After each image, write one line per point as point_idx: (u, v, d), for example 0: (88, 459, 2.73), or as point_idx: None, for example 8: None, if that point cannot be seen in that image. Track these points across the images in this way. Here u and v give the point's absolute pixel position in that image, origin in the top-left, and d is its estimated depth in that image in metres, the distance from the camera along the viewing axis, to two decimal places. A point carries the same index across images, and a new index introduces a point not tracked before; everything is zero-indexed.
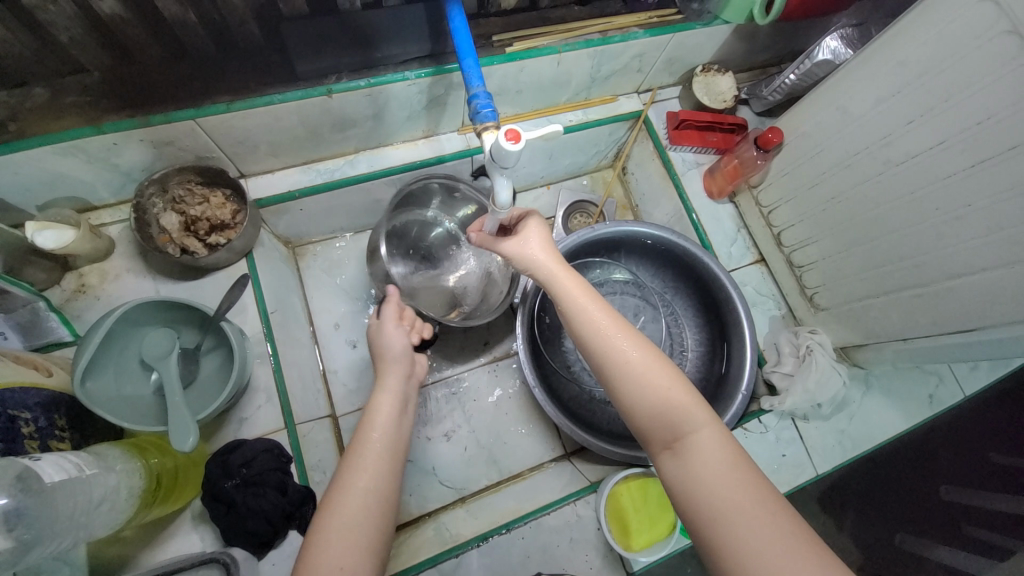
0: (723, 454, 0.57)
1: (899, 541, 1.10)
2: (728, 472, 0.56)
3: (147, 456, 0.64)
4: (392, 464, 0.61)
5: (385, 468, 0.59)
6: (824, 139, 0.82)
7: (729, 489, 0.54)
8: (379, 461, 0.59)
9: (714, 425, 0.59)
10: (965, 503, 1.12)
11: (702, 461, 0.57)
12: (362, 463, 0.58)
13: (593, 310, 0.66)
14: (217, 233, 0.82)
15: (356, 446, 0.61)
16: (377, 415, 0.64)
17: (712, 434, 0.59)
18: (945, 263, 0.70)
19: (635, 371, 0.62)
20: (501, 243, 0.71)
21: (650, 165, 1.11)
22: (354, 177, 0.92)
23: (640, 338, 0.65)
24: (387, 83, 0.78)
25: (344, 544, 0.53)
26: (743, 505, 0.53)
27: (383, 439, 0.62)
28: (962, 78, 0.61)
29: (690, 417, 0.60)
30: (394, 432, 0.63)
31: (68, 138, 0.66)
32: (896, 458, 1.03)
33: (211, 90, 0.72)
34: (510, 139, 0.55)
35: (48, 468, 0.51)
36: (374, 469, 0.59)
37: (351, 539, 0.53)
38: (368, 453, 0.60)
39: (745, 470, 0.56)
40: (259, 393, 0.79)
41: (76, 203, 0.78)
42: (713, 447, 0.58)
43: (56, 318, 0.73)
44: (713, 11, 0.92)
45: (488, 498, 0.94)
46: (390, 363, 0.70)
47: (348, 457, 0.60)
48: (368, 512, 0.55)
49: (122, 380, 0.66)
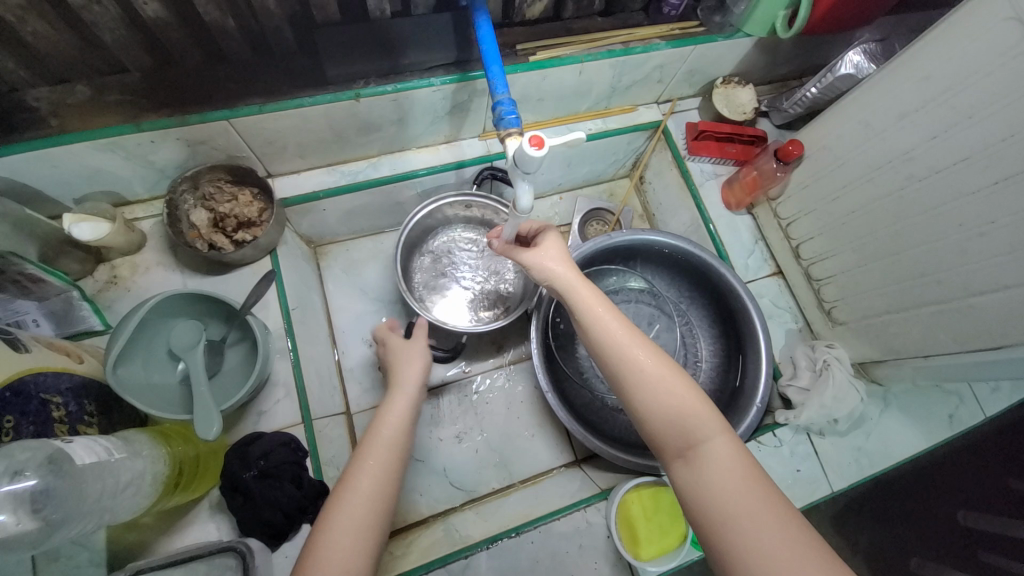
0: (733, 463, 0.57)
1: (914, 565, 1.08)
2: (741, 482, 0.55)
3: (171, 443, 0.66)
4: (398, 467, 0.61)
5: (391, 471, 0.60)
6: (845, 152, 0.82)
7: (737, 497, 0.54)
8: (384, 464, 0.60)
9: (726, 434, 0.59)
10: (980, 529, 1.10)
11: (715, 468, 0.57)
12: (368, 465, 0.59)
13: (606, 319, 0.67)
14: (244, 229, 0.84)
15: (363, 448, 0.61)
16: (385, 420, 0.64)
17: (726, 443, 0.59)
18: (968, 280, 0.69)
19: (649, 378, 0.63)
20: (523, 254, 0.75)
21: (668, 175, 1.11)
22: (376, 179, 0.94)
23: (653, 346, 0.66)
24: (413, 89, 0.80)
25: (349, 542, 0.53)
26: (755, 513, 0.53)
27: (390, 443, 0.62)
28: (989, 94, 0.61)
29: (702, 425, 0.60)
30: (403, 438, 0.63)
31: (108, 135, 0.69)
32: (911, 480, 1.03)
33: (245, 93, 0.75)
34: (534, 145, 0.56)
35: (80, 451, 0.52)
36: (380, 472, 0.59)
37: (356, 539, 0.54)
38: (374, 455, 0.60)
39: (757, 481, 0.56)
40: (278, 387, 0.81)
41: (112, 197, 0.81)
42: (724, 456, 0.58)
43: (88, 307, 0.76)
44: (735, 24, 0.92)
45: (497, 501, 0.94)
46: (402, 373, 0.72)
47: (356, 457, 0.60)
48: (373, 513, 0.56)
49: (150, 368, 0.68)
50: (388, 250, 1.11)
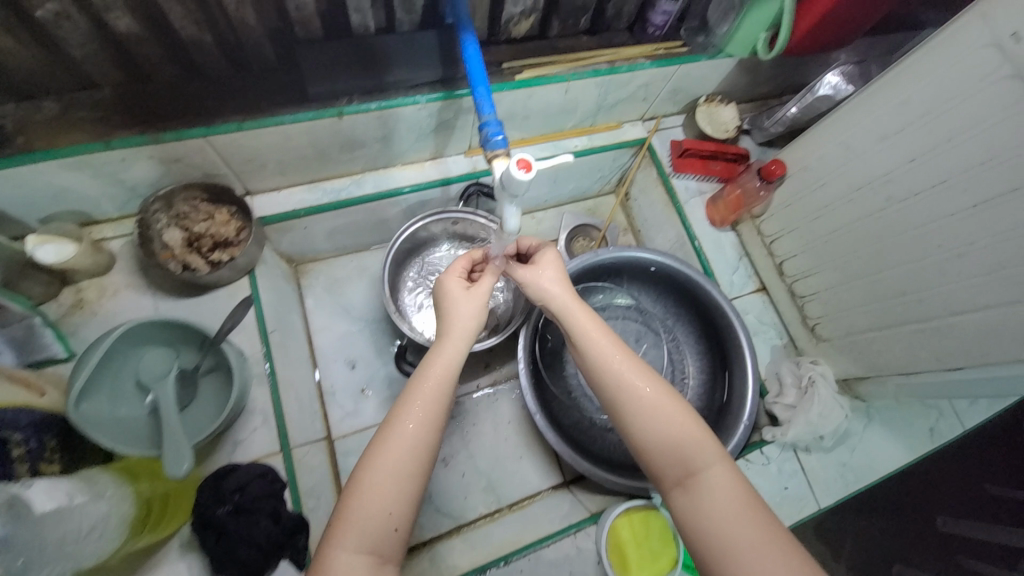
0: (733, 492, 0.57)
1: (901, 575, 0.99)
2: (740, 508, 0.56)
3: (137, 480, 0.62)
4: (439, 419, 0.61)
5: (432, 424, 0.60)
6: (826, 173, 0.84)
7: (737, 527, 0.54)
8: (425, 416, 0.60)
9: (724, 461, 0.59)
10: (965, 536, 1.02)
11: (714, 498, 0.57)
12: (409, 418, 0.60)
13: (605, 347, 0.66)
14: (220, 250, 0.81)
15: (406, 399, 0.61)
16: (429, 374, 0.63)
17: (724, 471, 0.59)
18: (947, 300, 0.71)
19: (648, 407, 0.62)
20: (517, 270, 0.73)
21: (653, 192, 1.12)
22: (359, 197, 0.92)
23: (652, 374, 0.65)
24: (398, 106, 0.78)
25: (390, 491, 0.56)
26: (755, 542, 0.53)
27: (434, 393, 0.62)
28: (965, 120, 0.63)
29: (701, 452, 0.60)
30: (445, 389, 0.63)
31: (74, 154, 0.66)
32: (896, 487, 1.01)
33: (222, 109, 0.72)
34: (522, 168, 0.55)
35: (39, 497, 0.49)
36: (419, 424, 0.59)
37: (396, 488, 0.56)
38: (415, 407, 0.60)
39: (757, 510, 0.56)
40: (255, 416, 0.78)
41: (78, 216, 0.77)
42: (724, 484, 0.58)
43: (51, 334, 0.71)
44: (718, 45, 0.94)
45: (485, 528, 0.92)
46: (451, 323, 0.68)
47: (398, 406, 0.61)
48: (415, 464, 0.58)
49: (117, 402, 0.64)
50: (372, 268, 1.08)
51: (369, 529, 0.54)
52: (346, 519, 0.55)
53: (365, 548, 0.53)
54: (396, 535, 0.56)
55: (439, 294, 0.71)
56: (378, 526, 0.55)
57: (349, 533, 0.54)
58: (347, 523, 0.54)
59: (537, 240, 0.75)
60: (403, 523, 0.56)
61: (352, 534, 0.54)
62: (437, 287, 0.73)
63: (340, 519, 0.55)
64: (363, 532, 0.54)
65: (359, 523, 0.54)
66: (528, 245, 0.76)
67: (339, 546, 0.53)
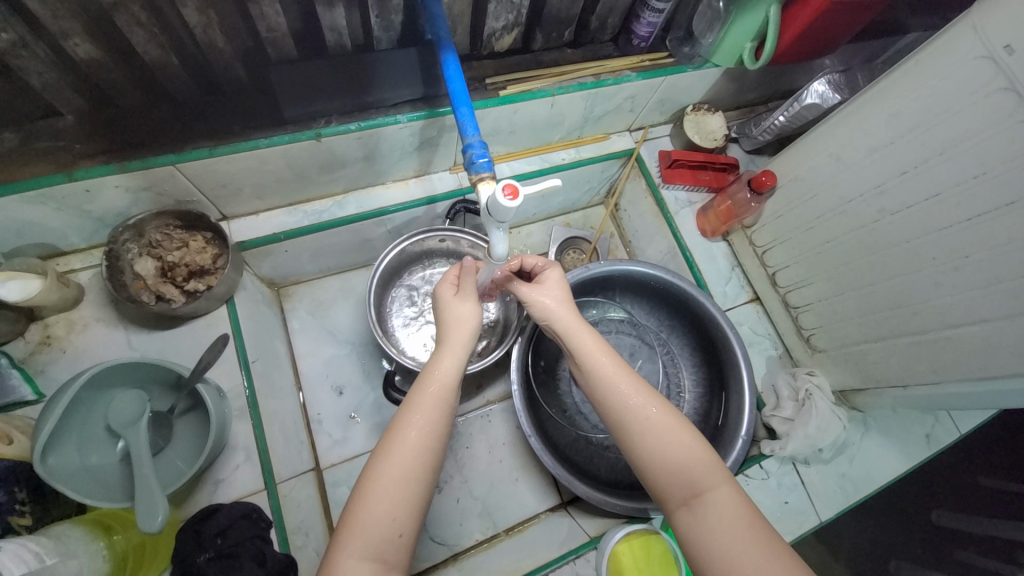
0: (739, 513, 0.55)
1: (894, 567, 1.13)
2: (747, 526, 0.54)
3: (110, 533, 0.59)
4: (444, 424, 0.60)
5: (437, 428, 0.58)
6: (817, 184, 0.83)
7: (744, 547, 0.52)
8: (430, 419, 0.58)
9: (730, 482, 0.58)
10: (959, 528, 1.15)
11: (721, 518, 0.55)
12: (412, 423, 0.58)
13: (607, 368, 0.65)
14: (196, 278, 0.78)
15: (409, 404, 0.60)
16: (432, 378, 0.61)
17: (730, 491, 0.57)
18: (944, 312, 0.70)
19: (654, 426, 0.61)
20: (523, 289, 0.71)
21: (642, 203, 1.10)
22: (342, 218, 0.89)
23: (655, 394, 0.64)
24: (379, 126, 0.76)
25: (395, 496, 0.53)
26: (763, 560, 0.51)
27: (437, 396, 0.60)
28: (956, 133, 0.62)
29: (706, 472, 0.58)
30: (450, 392, 0.62)
31: (35, 186, 0.62)
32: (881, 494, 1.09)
33: (193, 134, 0.69)
34: (508, 195, 0.52)
35: (8, 562, 0.46)
36: (423, 429, 0.58)
37: (402, 493, 0.54)
38: (419, 411, 0.59)
39: (764, 528, 0.54)
40: (237, 452, 0.74)
41: (44, 249, 0.73)
42: (730, 505, 0.56)
43: (18, 376, 0.68)
44: (704, 55, 0.92)
45: (481, 555, 0.89)
46: (451, 327, 0.66)
47: (402, 410, 0.59)
48: (418, 472, 0.55)
49: (87, 450, 0.61)
50: (358, 289, 1.05)
51: (373, 537, 0.52)
52: (349, 527, 0.52)
53: (369, 557, 0.51)
54: (401, 542, 0.53)
55: (433, 303, 0.70)
56: (382, 533, 0.52)
57: (353, 540, 0.51)
58: (350, 530, 0.52)
59: (544, 261, 0.74)
60: (408, 530, 0.54)
61: (356, 542, 0.51)
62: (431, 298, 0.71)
63: (343, 526, 0.53)
64: (367, 540, 0.51)
65: (362, 531, 0.52)
66: (532, 263, 0.74)
67: (343, 556, 0.50)
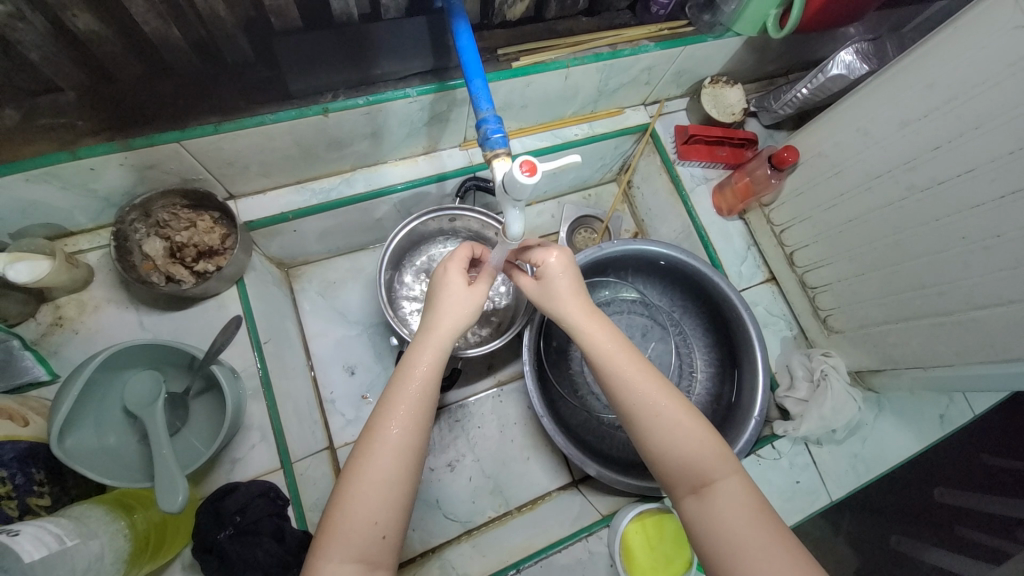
0: (746, 505, 0.55)
1: (894, 542, 1.14)
2: (752, 517, 0.54)
3: (131, 512, 0.60)
4: (425, 419, 0.59)
5: (418, 426, 0.57)
6: (843, 160, 0.80)
7: (749, 538, 0.52)
8: (410, 414, 0.57)
9: (738, 474, 0.57)
10: (956, 504, 1.16)
11: (729, 509, 0.55)
12: (396, 419, 0.57)
13: (620, 358, 0.64)
14: (205, 259, 0.77)
15: (394, 396, 0.58)
16: (414, 372, 0.60)
17: (738, 483, 0.57)
18: (970, 293, 0.68)
19: (667, 422, 0.60)
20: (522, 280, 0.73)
21: (657, 179, 1.07)
22: (350, 197, 0.87)
23: (670, 387, 0.63)
24: (388, 100, 0.73)
25: (376, 498, 0.53)
26: (768, 551, 0.51)
27: (420, 390, 0.59)
28: (994, 106, 0.59)
29: (714, 463, 0.58)
30: (432, 383, 0.60)
31: (40, 165, 0.60)
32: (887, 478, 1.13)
33: (197, 110, 0.67)
34: (526, 170, 0.50)
35: (27, 545, 0.46)
36: (406, 425, 0.57)
37: (383, 494, 0.53)
38: (401, 406, 0.58)
39: (769, 519, 0.54)
40: (253, 431, 0.75)
41: (51, 229, 0.72)
42: (737, 496, 0.56)
43: (31, 357, 0.67)
44: (725, 23, 0.87)
45: (494, 531, 0.90)
46: (443, 314, 0.64)
47: (387, 404, 0.58)
48: (399, 470, 0.55)
49: (104, 432, 0.62)
50: (367, 269, 1.05)
51: (356, 540, 0.51)
52: (330, 529, 0.52)
53: (352, 558, 0.51)
54: (384, 543, 0.53)
55: (437, 282, 0.68)
56: (365, 534, 0.52)
57: (338, 538, 0.51)
58: (331, 532, 0.52)
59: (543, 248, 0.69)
60: (392, 531, 0.54)
61: (338, 544, 0.51)
62: (433, 278, 0.69)
63: (326, 527, 0.53)
64: (348, 543, 0.51)
65: (344, 533, 0.52)
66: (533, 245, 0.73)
67: (321, 561, 0.51)
